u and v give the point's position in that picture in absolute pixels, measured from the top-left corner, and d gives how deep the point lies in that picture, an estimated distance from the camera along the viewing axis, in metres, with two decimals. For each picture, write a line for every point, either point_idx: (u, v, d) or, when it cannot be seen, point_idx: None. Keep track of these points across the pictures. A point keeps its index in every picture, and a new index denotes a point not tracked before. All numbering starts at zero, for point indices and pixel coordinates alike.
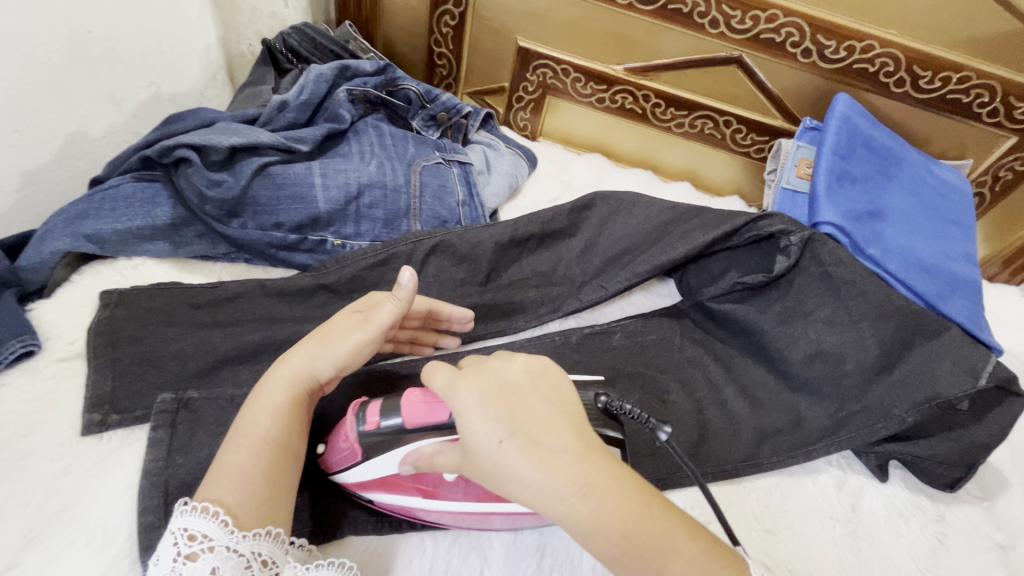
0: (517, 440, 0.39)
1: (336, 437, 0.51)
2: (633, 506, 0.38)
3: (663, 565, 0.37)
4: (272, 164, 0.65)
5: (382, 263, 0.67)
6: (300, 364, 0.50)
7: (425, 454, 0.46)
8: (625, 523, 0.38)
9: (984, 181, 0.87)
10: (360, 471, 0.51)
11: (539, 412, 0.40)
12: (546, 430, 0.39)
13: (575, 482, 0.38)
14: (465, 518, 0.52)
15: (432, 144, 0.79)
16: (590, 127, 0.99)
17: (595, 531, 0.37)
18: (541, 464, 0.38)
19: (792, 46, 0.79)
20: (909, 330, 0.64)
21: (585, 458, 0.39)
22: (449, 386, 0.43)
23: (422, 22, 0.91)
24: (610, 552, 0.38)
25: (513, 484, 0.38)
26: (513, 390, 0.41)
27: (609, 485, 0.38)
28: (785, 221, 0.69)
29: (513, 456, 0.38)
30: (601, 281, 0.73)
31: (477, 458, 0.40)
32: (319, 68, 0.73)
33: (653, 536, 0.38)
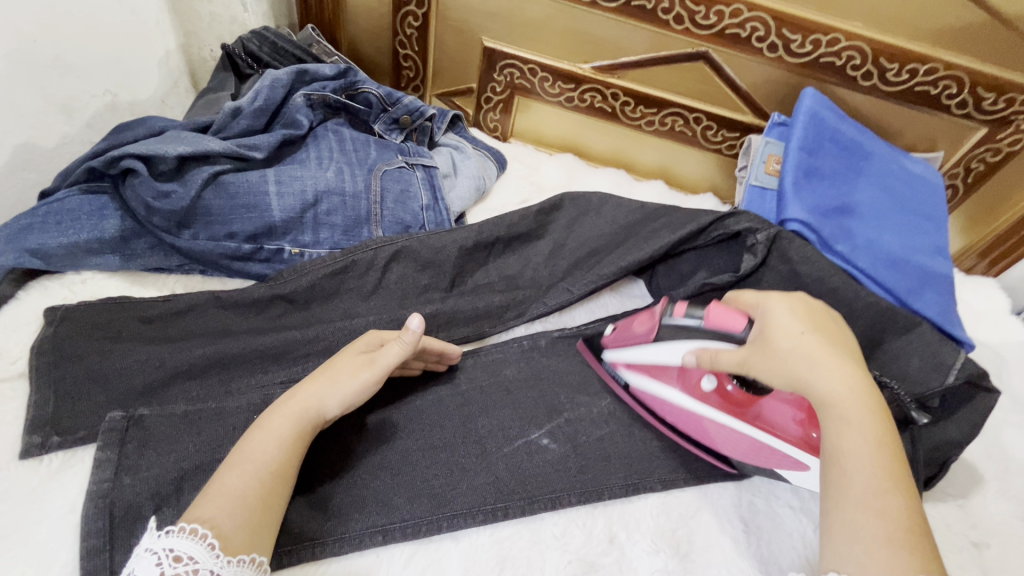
0: (822, 339, 0.46)
1: (631, 323, 0.61)
2: (887, 435, 0.43)
3: (890, 491, 0.41)
4: (224, 173, 0.64)
5: (342, 272, 0.65)
6: (306, 399, 0.49)
7: (711, 350, 0.52)
8: (878, 434, 0.42)
9: (957, 172, 0.87)
10: (637, 353, 0.60)
11: (832, 333, 0.48)
12: (828, 345, 0.46)
13: (857, 382, 0.44)
14: (693, 425, 0.59)
15: (395, 148, 0.78)
16: (561, 127, 0.98)
17: (854, 431, 0.43)
18: (830, 360, 0.45)
19: (758, 41, 0.78)
20: (881, 327, 0.65)
21: (869, 380, 0.45)
22: (759, 296, 0.52)
23: (386, 23, 0.90)
24: (851, 451, 0.42)
25: (805, 362, 0.45)
26: (810, 312, 0.49)
27: (879, 409, 0.44)
28: (752, 219, 0.68)
29: (806, 348, 0.45)
30: (567, 285, 0.71)
31: (773, 340, 0.47)
32: (275, 73, 0.71)
33: (895, 467, 0.42)
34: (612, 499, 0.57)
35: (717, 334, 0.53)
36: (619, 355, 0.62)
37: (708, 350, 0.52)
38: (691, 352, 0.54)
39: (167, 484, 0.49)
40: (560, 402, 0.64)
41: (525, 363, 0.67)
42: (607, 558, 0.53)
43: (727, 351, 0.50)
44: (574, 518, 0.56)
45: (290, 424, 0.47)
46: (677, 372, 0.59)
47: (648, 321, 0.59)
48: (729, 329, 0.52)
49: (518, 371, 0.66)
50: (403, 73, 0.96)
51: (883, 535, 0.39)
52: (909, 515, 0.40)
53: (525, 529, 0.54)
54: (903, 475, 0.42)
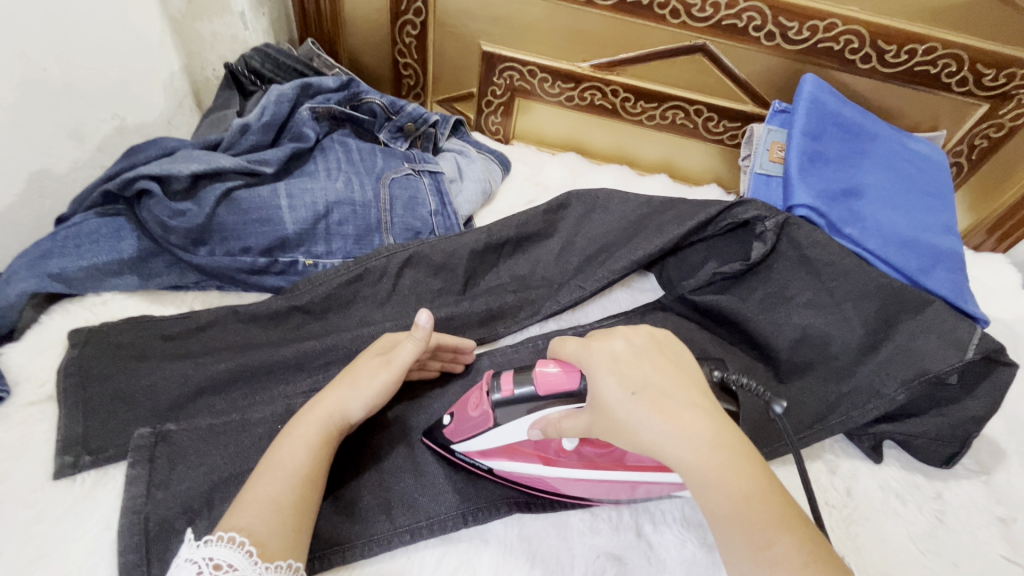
0: (654, 386, 0.40)
1: (466, 406, 0.52)
2: (753, 474, 0.38)
3: (773, 537, 0.36)
4: (236, 189, 0.64)
5: (356, 280, 0.66)
6: (330, 406, 0.50)
7: (553, 420, 0.46)
8: (743, 485, 0.37)
9: (960, 150, 0.87)
10: (484, 441, 0.51)
11: (668, 371, 0.41)
12: (672, 388, 0.40)
13: (704, 430, 0.38)
14: (575, 484, 0.53)
15: (401, 155, 0.79)
16: (563, 126, 0.98)
17: (714, 486, 0.37)
18: (662, 414, 0.39)
19: (755, 31, 0.79)
20: (893, 307, 0.64)
21: (715, 414, 0.40)
22: (580, 350, 0.44)
23: (385, 33, 0.91)
24: (719, 511, 0.37)
25: (644, 430, 0.39)
26: (630, 348, 0.42)
27: (735, 446, 0.38)
28: (759, 207, 0.68)
29: (643, 406, 0.39)
30: (579, 281, 0.72)
31: (609, 411, 0.41)
32: (280, 88, 0.72)
33: (771, 507, 0.37)
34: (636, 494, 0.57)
35: (556, 399, 0.46)
36: (468, 446, 0.53)
37: (551, 419, 0.47)
38: (536, 424, 0.48)
39: (199, 497, 0.50)
40: None
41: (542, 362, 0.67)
42: (635, 550, 0.53)
43: (573, 418, 0.45)
44: (601, 513, 0.56)
45: (315, 432, 0.48)
46: (531, 445, 0.52)
47: (478, 405, 0.50)
48: (563, 388, 0.45)
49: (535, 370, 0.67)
50: (404, 82, 0.97)
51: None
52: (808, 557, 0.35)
53: (553, 524, 0.55)
54: (781, 511, 0.37)
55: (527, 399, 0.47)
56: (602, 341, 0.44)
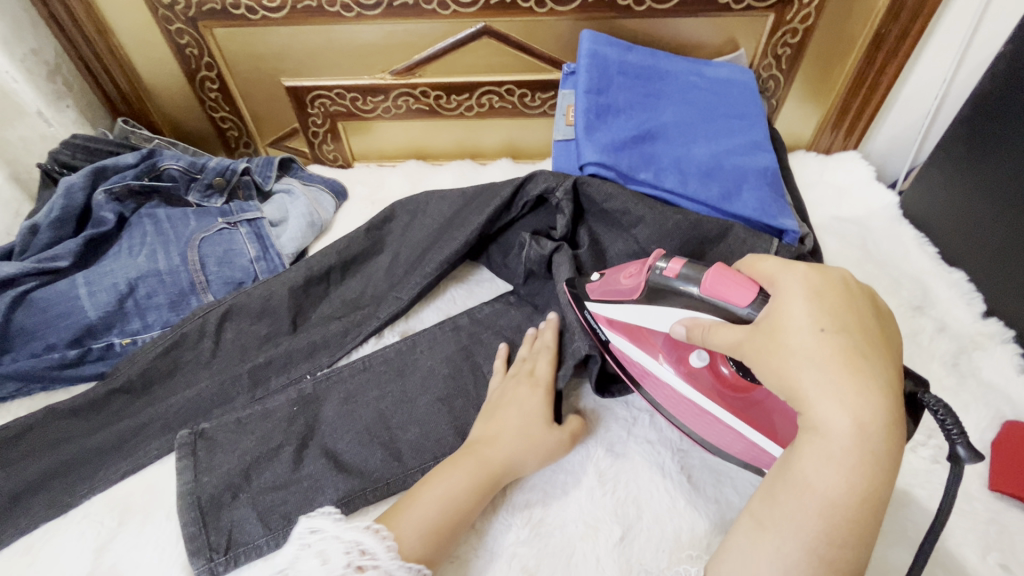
0: (840, 342, 0.39)
1: (622, 277, 0.57)
2: (879, 476, 0.37)
3: (847, 540, 0.36)
4: (32, 291, 0.66)
5: (173, 347, 0.67)
6: (495, 456, 0.54)
7: (703, 323, 0.48)
8: (860, 483, 0.36)
9: (769, 63, 0.86)
10: (621, 310, 0.56)
11: (876, 344, 0.40)
12: (873, 353, 0.39)
13: (870, 413, 0.37)
14: (678, 401, 0.56)
15: (215, 212, 0.79)
16: (395, 138, 0.98)
17: (836, 465, 0.37)
18: (854, 372, 0.38)
19: (524, 1, 0.79)
20: (695, 242, 0.65)
21: (896, 407, 0.37)
22: (781, 266, 0.45)
23: (190, 95, 0.92)
24: (814, 489, 0.37)
25: (809, 373, 0.38)
26: (840, 302, 0.41)
27: (885, 451, 0.37)
28: (548, 178, 0.68)
29: (834, 355, 0.38)
30: (397, 292, 0.72)
31: (776, 336, 0.41)
32: (69, 179, 0.73)
33: (870, 519, 0.37)
34: None
35: (715, 306, 0.47)
36: (602, 309, 0.58)
37: (701, 322, 0.48)
38: (683, 322, 0.50)
39: None
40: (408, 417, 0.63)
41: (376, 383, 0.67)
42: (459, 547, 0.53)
43: (723, 330, 0.45)
44: None
45: (473, 468, 0.53)
46: (662, 341, 0.55)
47: (636, 277, 0.55)
48: (726, 301, 0.46)
49: (365, 385, 0.65)
50: (228, 135, 0.97)
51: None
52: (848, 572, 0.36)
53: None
54: (874, 527, 0.37)
55: (690, 294, 0.50)
56: (816, 277, 0.43)
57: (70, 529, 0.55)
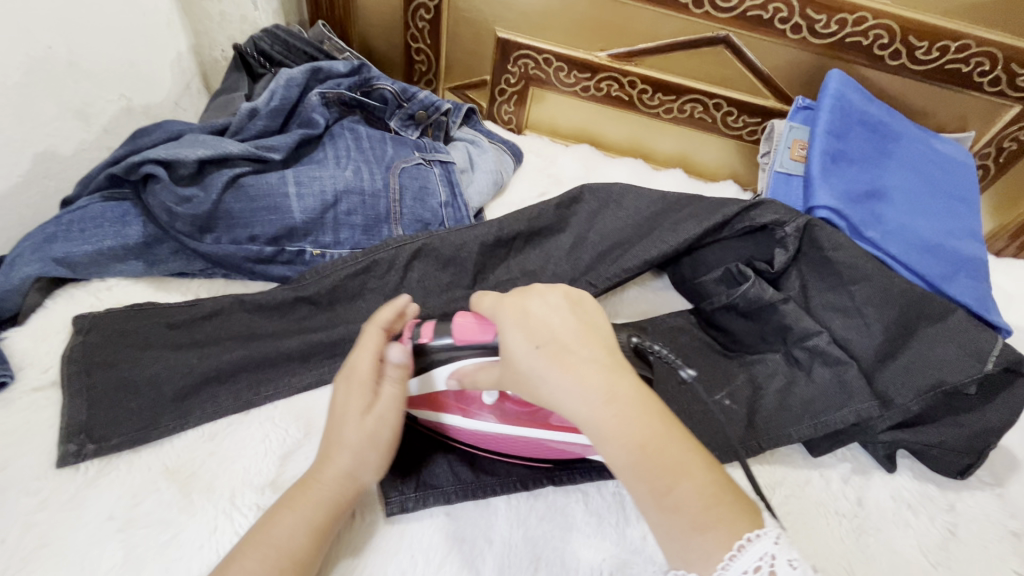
0: (547, 345, 0.40)
1: None
2: (652, 423, 0.39)
3: (672, 484, 0.38)
4: (244, 176, 0.64)
5: (363, 272, 0.64)
6: (324, 477, 0.47)
7: (469, 371, 0.49)
8: (645, 438, 0.38)
9: (988, 152, 0.84)
10: (411, 386, 0.54)
11: (577, 324, 0.42)
12: (575, 339, 0.41)
13: (604, 387, 0.39)
14: (486, 438, 0.55)
15: (412, 144, 0.76)
16: (577, 117, 0.95)
17: (613, 441, 0.38)
18: (564, 366, 0.39)
19: (781, 23, 0.76)
20: (913, 314, 0.63)
21: (617, 368, 0.40)
22: (495, 307, 0.45)
23: (396, 16, 0.89)
24: (620, 466, 0.38)
25: (545, 390, 0.40)
26: (522, 307, 0.43)
27: (639, 397, 0.39)
28: (779, 211, 0.68)
29: (545, 360, 0.40)
30: (590, 278, 0.70)
31: (516, 367, 0.41)
32: (290, 72, 0.71)
33: (671, 457, 0.38)
34: None
35: (473, 351, 0.48)
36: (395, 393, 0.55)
37: (467, 370, 0.49)
38: (453, 376, 0.50)
39: (198, 485, 0.50)
40: None
41: None
42: (641, 556, 0.52)
43: (484, 373, 0.47)
44: (609, 516, 0.54)
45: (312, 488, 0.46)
46: (453, 396, 0.54)
47: None
48: (476, 341, 0.47)
49: None
50: (416, 68, 0.95)
51: (688, 526, 0.37)
52: (711, 500, 0.38)
53: (556, 509, 0.54)
54: (685, 458, 0.39)
55: (447, 349, 0.49)
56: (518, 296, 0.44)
57: (254, 427, 0.54)
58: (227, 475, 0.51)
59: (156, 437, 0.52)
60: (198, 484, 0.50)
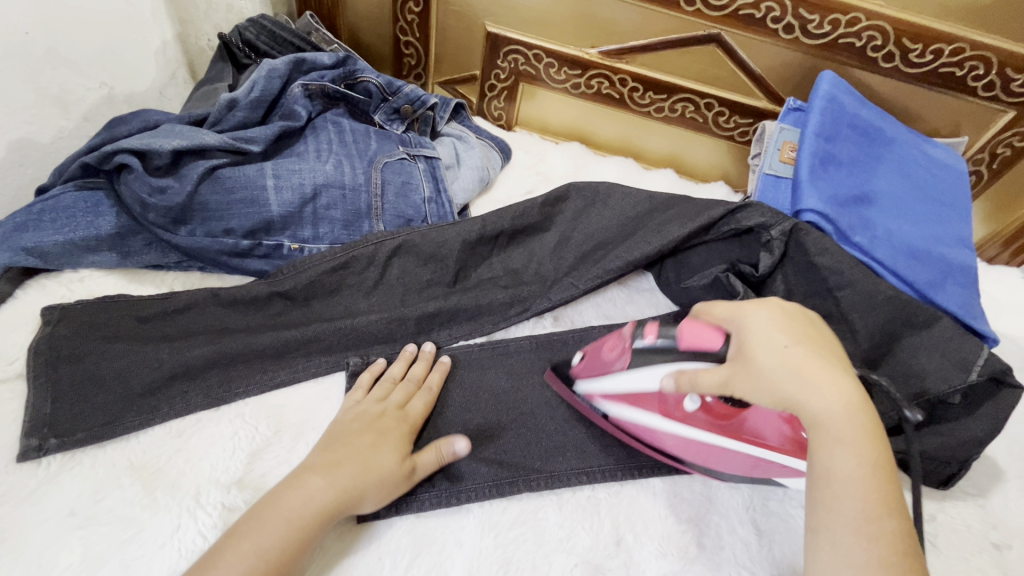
0: (811, 348, 0.42)
1: (599, 352, 0.55)
2: (872, 449, 0.39)
3: (882, 513, 0.37)
4: (220, 167, 0.63)
5: (341, 267, 0.63)
6: (343, 483, 0.47)
7: (690, 371, 0.46)
8: (875, 457, 0.39)
9: (981, 158, 0.83)
10: (614, 383, 0.53)
11: (820, 338, 0.44)
12: (822, 354, 0.42)
13: (851, 397, 0.40)
14: (692, 446, 0.53)
15: (396, 138, 0.75)
16: (567, 115, 0.94)
17: (845, 448, 0.39)
18: (824, 364, 0.41)
19: (773, 22, 0.75)
20: (898, 321, 0.62)
21: (863, 391, 0.41)
22: (732, 311, 0.47)
23: (385, 9, 0.87)
24: (838, 475, 0.39)
25: (792, 381, 0.40)
26: (783, 313, 0.45)
27: (873, 415, 0.40)
28: (765, 213, 0.66)
29: (802, 356, 0.41)
30: (573, 278, 0.69)
31: (756, 358, 0.42)
32: (272, 63, 0.70)
33: (889, 489, 0.38)
34: (616, 499, 0.55)
35: (695, 354, 0.47)
36: (593, 385, 0.55)
37: (687, 372, 0.47)
38: (669, 376, 0.48)
39: (165, 482, 0.49)
40: (560, 416, 0.61)
41: (534, 362, 0.64)
42: (614, 561, 0.51)
43: (710, 373, 0.45)
44: (582, 521, 0.53)
45: (310, 494, 0.46)
46: (656, 398, 0.51)
47: (616, 348, 0.53)
48: (708, 345, 0.47)
49: (530, 366, 0.64)
50: (405, 61, 0.94)
51: (880, 562, 0.36)
52: (903, 549, 0.37)
53: (527, 514, 0.54)
54: (891, 496, 0.38)
55: (669, 350, 0.49)
56: (753, 307, 0.46)
57: (223, 424, 0.53)
58: (194, 473, 0.50)
59: (123, 432, 0.51)
60: (163, 481, 0.49)
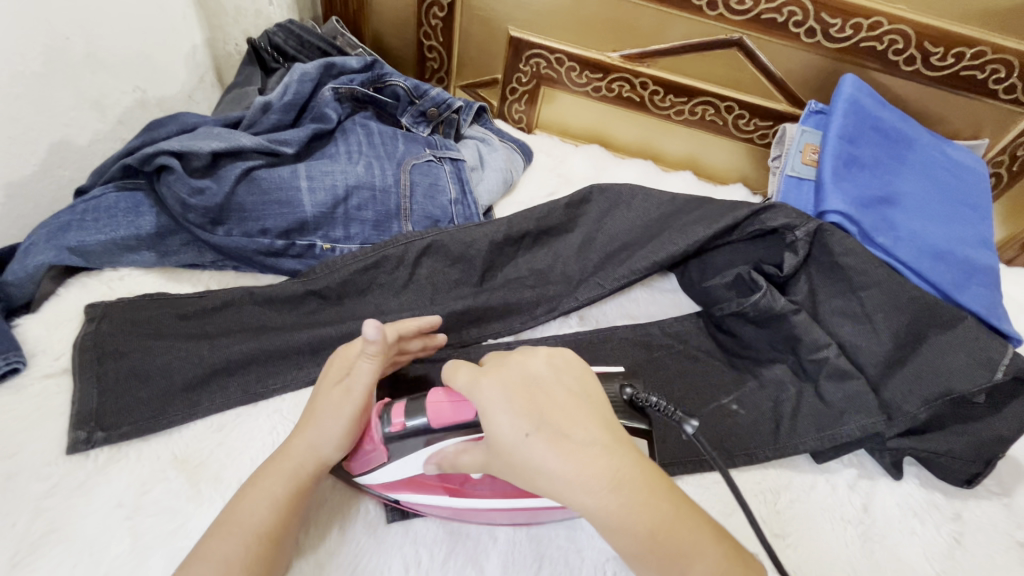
0: (548, 430, 0.39)
1: (357, 439, 0.51)
2: (660, 507, 0.38)
3: (688, 568, 0.37)
4: (256, 169, 0.64)
5: (373, 267, 0.65)
6: (307, 445, 0.47)
7: (448, 454, 0.46)
8: (653, 519, 0.37)
9: (1002, 160, 0.83)
10: (387, 474, 0.50)
11: (568, 403, 0.41)
12: (574, 424, 0.40)
13: (612, 468, 0.38)
14: (493, 513, 0.51)
15: (422, 141, 0.76)
16: (587, 117, 0.95)
17: (617, 528, 0.37)
18: (569, 446, 0.38)
19: (795, 26, 0.76)
20: (923, 321, 0.62)
21: (620, 448, 0.39)
22: (470, 382, 0.43)
23: (410, 14, 0.89)
24: (631, 552, 0.37)
25: (542, 478, 0.38)
26: (560, 380, 0.43)
27: (637, 475, 0.38)
28: (790, 214, 0.67)
29: (541, 443, 0.38)
30: (599, 279, 0.70)
31: (507, 448, 0.40)
32: (303, 67, 0.72)
33: (684, 546, 0.37)
34: None
35: (455, 431, 0.48)
36: (372, 482, 0.50)
37: (445, 454, 0.47)
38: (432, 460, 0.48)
39: (206, 475, 0.50)
40: None
41: None
42: None
43: (467, 455, 0.45)
44: None
45: (282, 470, 0.46)
46: (435, 477, 0.50)
47: (369, 437, 0.50)
48: (455, 419, 0.47)
49: None
50: (428, 65, 0.95)
51: None
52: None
53: None
54: (699, 549, 0.37)
55: (421, 430, 0.49)
56: (523, 357, 0.44)
57: (261, 419, 0.55)
58: (235, 466, 0.51)
59: (165, 426, 0.52)
60: (205, 473, 0.50)
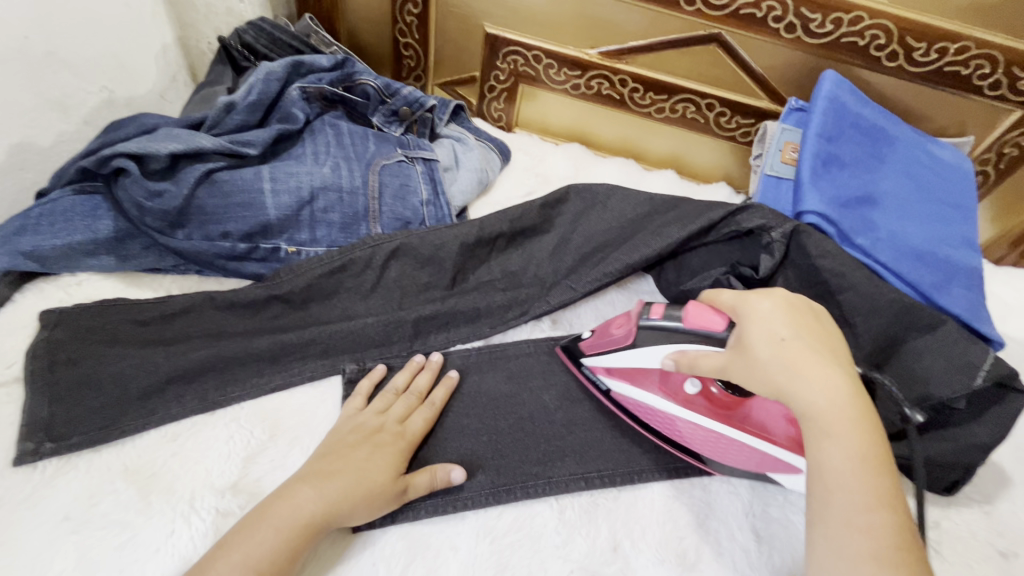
0: (804, 343, 0.42)
1: (607, 325, 0.57)
2: (869, 440, 0.39)
3: (872, 508, 0.37)
4: (218, 171, 0.63)
5: (339, 271, 0.63)
6: (331, 495, 0.47)
7: (690, 354, 0.49)
8: (865, 450, 0.39)
9: (987, 158, 0.81)
10: (614, 360, 0.56)
11: (816, 330, 0.44)
12: (804, 348, 0.42)
13: (841, 392, 0.40)
14: (701, 434, 0.55)
15: (394, 141, 0.75)
16: (567, 116, 0.94)
17: (835, 441, 0.39)
18: (812, 359, 0.41)
19: (775, 21, 0.74)
20: (901, 324, 0.61)
21: (858, 385, 0.41)
22: (737, 297, 0.48)
23: (384, 11, 0.87)
24: (827, 467, 0.39)
25: (784, 373, 0.41)
26: (786, 305, 0.45)
27: (863, 411, 0.40)
28: (765, 215, 0.66)
29: (787, 354, 0.42)
30: (572, 282, 0.69)
31: (751, 347, 0.43)
32: (270, 65, 0.70)
33: (882, 486, 0.38)
34: (614, 505, 0.55)
35: (699, 336, 0.49)
36: (597, 361, 0.58)
37: (687, 354, 0.49)
38: (670, 355, 0.51)
39: (161, 486, 0.49)
40: (559, 420, 0.61)
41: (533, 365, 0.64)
42: (610, 568, 0.51)
43: (710, 358, 0.47)
44: (580, 526, 0.53)
45: (285, 519, 0.45)
46: (658, 377, 0.55)
47: (623, 323, 0.55)
48: (709, 329, 0.48)
49: (529, 370, 0.64)
50: (404, 63, 0.93)
51: (867, 554, 0.36)
52: (901, 541, 0.36)
53: (523, 519, 0.53)
54: (893, 493, 0.38)
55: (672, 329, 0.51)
56: (756, 297, 0.46)
57: (219, 429, 0.53)
58: (191, 478, 0.50)
59: (118, 436, 0.51)
60: (158, 485, 0.49)
